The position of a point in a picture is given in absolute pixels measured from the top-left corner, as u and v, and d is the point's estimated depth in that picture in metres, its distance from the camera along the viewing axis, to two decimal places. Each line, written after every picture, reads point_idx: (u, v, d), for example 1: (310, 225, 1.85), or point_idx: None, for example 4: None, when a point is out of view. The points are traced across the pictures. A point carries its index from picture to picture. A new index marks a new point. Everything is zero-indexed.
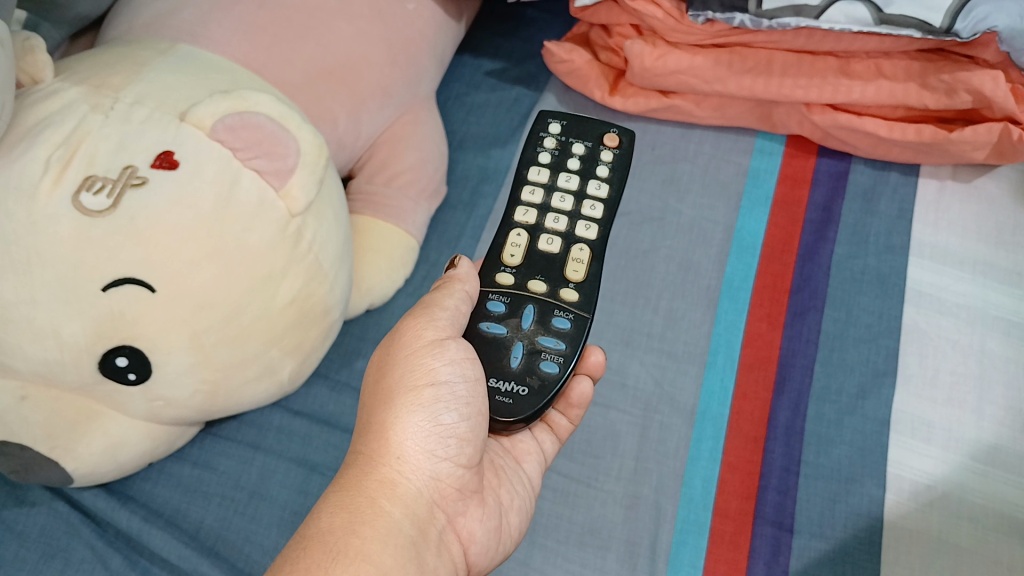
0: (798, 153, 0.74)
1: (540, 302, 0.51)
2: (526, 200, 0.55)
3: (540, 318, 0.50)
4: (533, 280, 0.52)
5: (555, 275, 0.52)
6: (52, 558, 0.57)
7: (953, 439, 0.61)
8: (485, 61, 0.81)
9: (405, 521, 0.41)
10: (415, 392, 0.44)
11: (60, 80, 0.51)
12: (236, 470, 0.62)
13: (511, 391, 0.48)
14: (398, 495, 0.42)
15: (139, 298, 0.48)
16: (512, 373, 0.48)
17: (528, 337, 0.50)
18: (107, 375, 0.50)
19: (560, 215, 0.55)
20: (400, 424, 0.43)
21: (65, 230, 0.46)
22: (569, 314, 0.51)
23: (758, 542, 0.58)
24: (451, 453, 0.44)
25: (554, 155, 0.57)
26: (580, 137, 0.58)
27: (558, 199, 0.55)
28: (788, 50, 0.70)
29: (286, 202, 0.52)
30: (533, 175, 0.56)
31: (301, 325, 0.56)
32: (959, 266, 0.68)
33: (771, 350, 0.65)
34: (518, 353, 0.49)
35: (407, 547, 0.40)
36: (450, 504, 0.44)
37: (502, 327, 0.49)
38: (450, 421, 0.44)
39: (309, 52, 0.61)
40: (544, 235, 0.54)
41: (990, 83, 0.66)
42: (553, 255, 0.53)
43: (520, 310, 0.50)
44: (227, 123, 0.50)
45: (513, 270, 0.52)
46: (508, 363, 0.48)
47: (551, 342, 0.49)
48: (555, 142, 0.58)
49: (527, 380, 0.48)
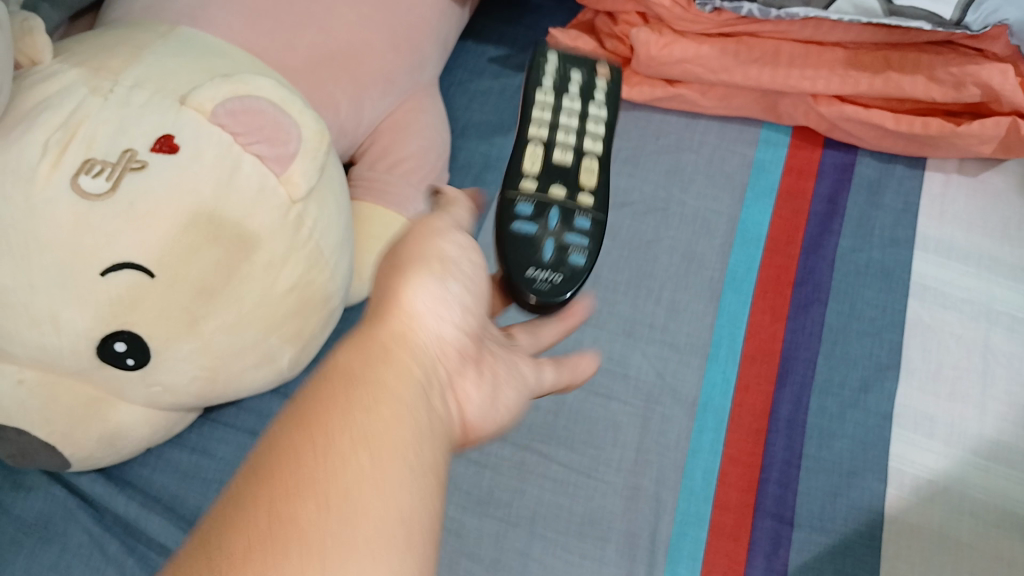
0: (804, 144, 0.74)
1: (562, 205, 0.51)
2: (537, 118, 0.55)
3: (564, 216, 0.50)
4: (553, 185, 0.51)
5: (571, 181, 0.52)
6: (48, 543, 0.57)
7: (956, 434, 0.61)
8: (489, 48, 0.81)
9: (416, 368, 0.35)
10: (426, 261, 0.39)
11: (60, 62, 0.51)
12: (234, 457, 0.62)
13: (547, 279, 0.48)
14: (410, 345, 0.36)
15: (138, 283, 0.47)
16: (546, 264, 0.48)
17: (555, 234, 0.50)
18: (105, 361, 0.50)
19: (573, 132, 0.55)
20: (411, 284, 0.38)
21: (63, 213, 0.45)
22: (590, 214, 0.51)
23: (758, 534, 0.58)
24: (458, 319, 0.39)
25: (556, 81, 0.57)
26: (577, 65, 0.59)
27: (571, 118, 0.55)
28: (796, 40, 0.70)
29: (287, 188, 0.52)
30: (540, 98, 0.56)
31: (301, 313, 0.56)
32: (964, 261, 0.68)
33: (774, 343, 0.64)
34: (549, 247, 0.49)
35: (421, 391, 0.34)
36: (454, 369, 0.38)
37: (532, 226, 0.49)
38: (457, 291, 0.39)
39: (312, 36, 0.61)
40: (557, 149, 0.53)
41: (999, 77, 0.65)
42: (566, 165, 0.53)
43: (546, 211, 0.50)
44: (228, 108, 0.49)
45: (534, 177, 0.52)
46: (540, 255, 0.48)
47: (577, 238, 0.50)
48: (556, 68, 0.58)
49: (560, 269, 0.48)
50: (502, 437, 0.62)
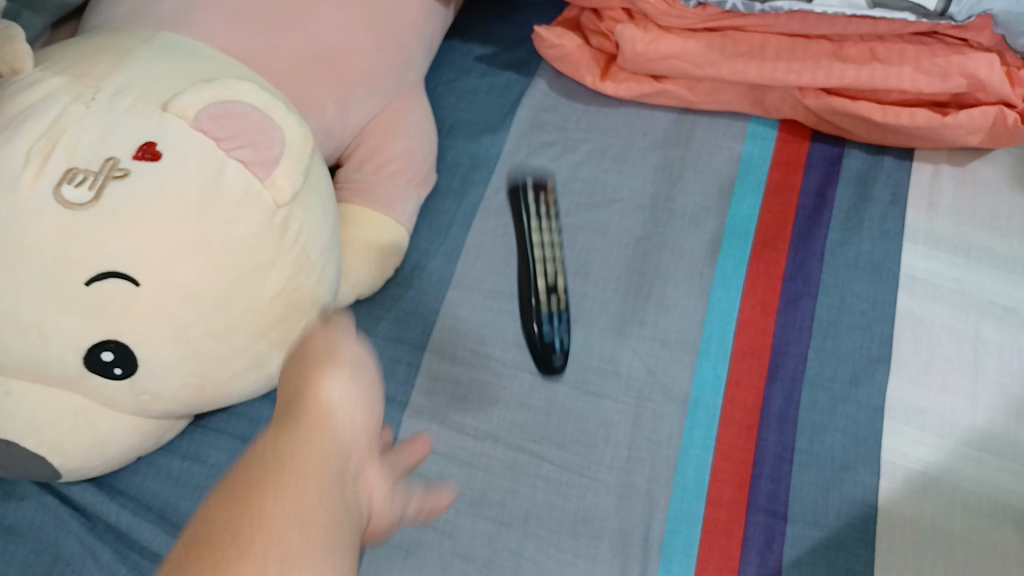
0: (791, 138, 0.74)
1: (552, 302, 0.63)
2: (538, 263, 0.64)
3: (554, 312, 0.63)
4: (553, 292, 0.64)
5: (558, 283, 0.64)
6: (41, 553, 0.57)
7: (948, 426, 0.61)
8: (476, 46, 0.80)
9: (337, 455, 0.37)
10: (339, 357, 0.41)
11: (42, 69, 0.50)
12: (226, 463, 0.61)
13: (561, 352, 0.63)
14: (332, 429, 0.38)
15: (123, 291, 0.47)
16: (560, 353, 0.63)
17: (558, 330, 0.63)
18: (92, 370, 0.49)
19: (547, 241, 0.65)
20: (330, 379, 0.40)
21: (47, 223, 0.45)
22: (568, 304, 0.65)
23: (751, 530, 0.58)
24: (367, 409, 0.41)
25: (537, 218, 0.64)
26: (545, 215, 0.65)
27: (545, 236, 0.65)
28: (782, 34, 0.70)
29: (272, 193, 0.51)
30: (533, 236, 0.64)
31: (290, 319, 0.55)
32: (953, 252, 0.68)
33: (765, 338, 0.64)
34: (557, 347, 0.63)
35: (334, 485, 0.35)
36: (364, 456, 0.40)
37: (550, 331, 0.63)
38: (368, 386, 0.42)
39: (295, 39, 0.60)
40: (549, 261, 0.64)
41: (987, 67, 0.66)
42: (558, 277, 0.64)
43: (545, 311, 0.63)
44: (211, 113, 0.49)
45: (542, 295, 0.63)
46: (553, 350, 0.62)
47: (565, 322, 0.64)
48: (535, 214, 0.64)
49: (563, 352, 0.63)
50: (494, 438, 0.62)
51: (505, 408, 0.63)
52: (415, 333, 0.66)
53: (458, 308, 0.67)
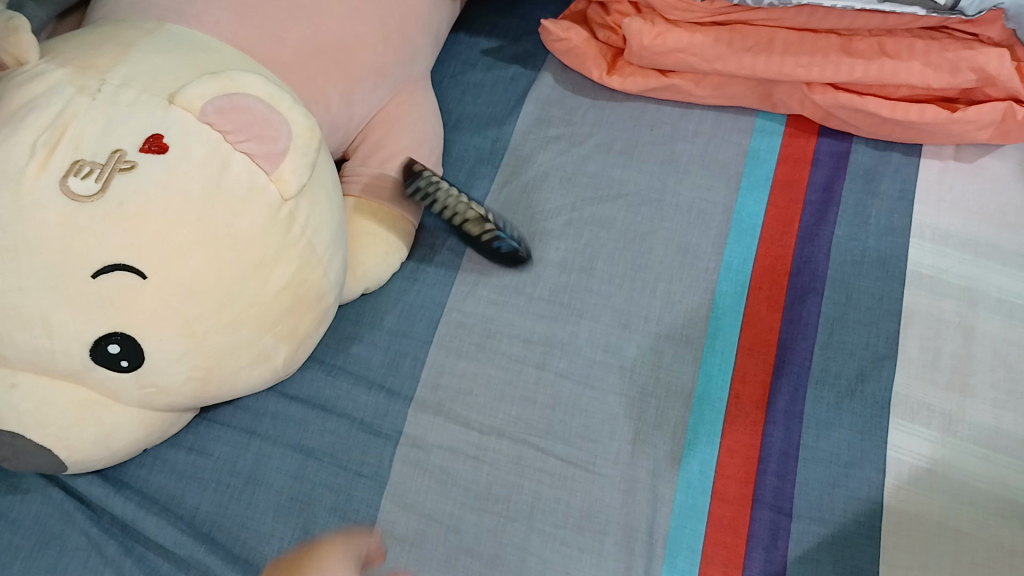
0: (799, 133, 0.73)
1: (492, 228, 0.65)
2: (457, 203, 0.65)
3: (496, 230, 0.65)
4: (486, 214, 0.66)
5: (483, 209, 0.66)
6: (47, 545, 0.57)
7: (954, 423, 0.61)
8: (482, 39, 0.80)
9: None
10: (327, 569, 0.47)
11: (46, 62, 0.50)
12: (231, 456, 0.61)
13: (512, 235, 0.67)
14: None
15: (129, 284, 0.47)
16: (520, 246, 0.67)
17: (508, 232, 0.67)
18: (98, 363, 0.49)
19: (455, 197, 0.65)
20: None
21: (53, 216, 0.45)
22: (494, 215, 0.68)
23: (757, 526, 0.58)
24: None
25: (436, 180, 0.65)
26: (436, 176, 0.66)
27: (453, 198, 0.65)
28: (790, 28, 0.69)
29: (277, 185, 0.51)
30: (443, 192, 0.65)
31: (295, 311, 0.55)
32: (961, 249, 0.67)
33: (771, 334, 0.64)
34: (514, 241, 0.67)
35: None
36: None
37: (506, 237, 0.66)
38: None
39: (301, 31, 0.60)
40: (466, 200, 0.66)
41: (997, 61, 0.66)
42: (479, 205, 0.66)
43: (496, 241, 0.65)
44: (217, 105, 0.49)
45: (480, 218, 0.65)
46: (517, 248, 0.66)
47: (506, 226, 0.68)
48: (434, 181, 0.65)
49: (518, 240, 0.67)
50: (499, 432, 0.62)
51: (510, 403, 0.63)
52: (420, 327, 0.66)
53: (463, 302, 0.67)
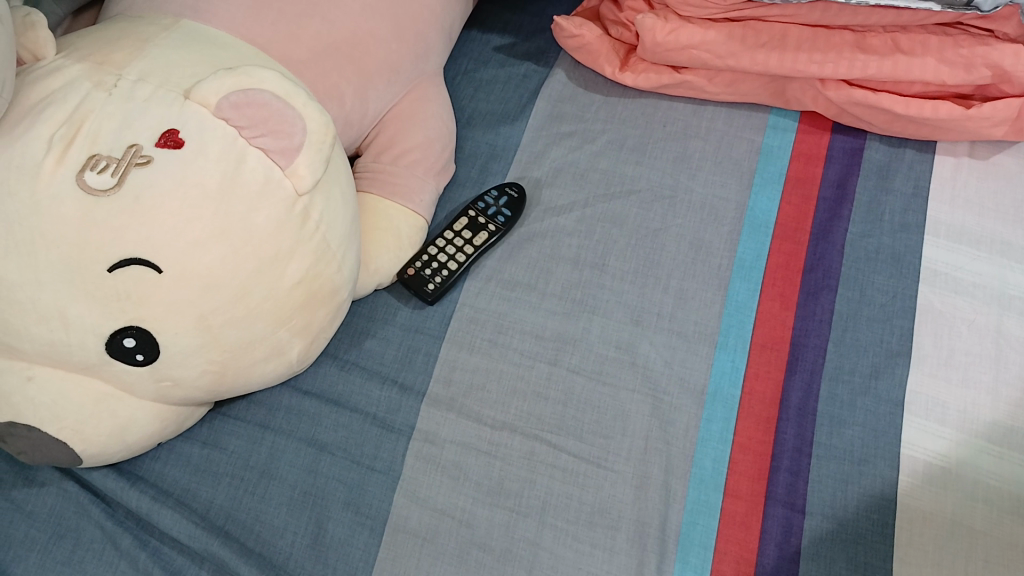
0: (812, 129, 0.73)
1: (489, 219, 0.68)
2: (460, 260, 0.66)
3: (491, 216, 0.68)
4: (478, 232, 0.67)
5: (468, 233, 0.67)
6: (62, 538, 0.58)
7: (968, 421, 0.60)
8: (494, 36, 0.80)
9: None
10: None
11: (63, 58, 0.51)
12: (245, 450, 0.62)
13: (498, 197, 0.69)
14: None
15: (146, 278, 0.47)
16: (511, 197, 0.69)
17: (495, 208, 0.68)
18: (114, 357, 0.49)
19: (444, 247, 0.67)
20: None
21: (69, 210, 0.46)
22: (468, 215, 0.68)
23: (769, 522, 0.58)
24: None
25: (435, 269, 0.66)
26: (428, 268, 0.66)
27: (442, 250, 0.67)
28: (804, 24, 0.69)
29: (292, 181, 0.51)
30: (451, 268, 0.66)
31: (309, 306, 0.55)
32: (976, 246, 0.67)
33: (784, 330, 0.64)
34: (504, 202, 0.69)
35: None
36: None
37: (502, 215, 0.68)
38: None
39: (316, 27, 0.60)
40: (458, 247, 0.67)
41: (1012, 58, 0.65)
42: (463, 236, 0.67)
43: (502, 215, 0.68)
44: (233, 100, 0.49)
45: (481, 238, 0.67)
46: (512, 200, 0.69)
47: (482, 207, 0.68)
48: (437, 273, 0.66)
49: (502, 195, 0.69)
50: (511, 427, 0.62)
51: (522, 398, 0.63)
52: (433, 322, 0.66)
53: (475, 298, 0.67)
